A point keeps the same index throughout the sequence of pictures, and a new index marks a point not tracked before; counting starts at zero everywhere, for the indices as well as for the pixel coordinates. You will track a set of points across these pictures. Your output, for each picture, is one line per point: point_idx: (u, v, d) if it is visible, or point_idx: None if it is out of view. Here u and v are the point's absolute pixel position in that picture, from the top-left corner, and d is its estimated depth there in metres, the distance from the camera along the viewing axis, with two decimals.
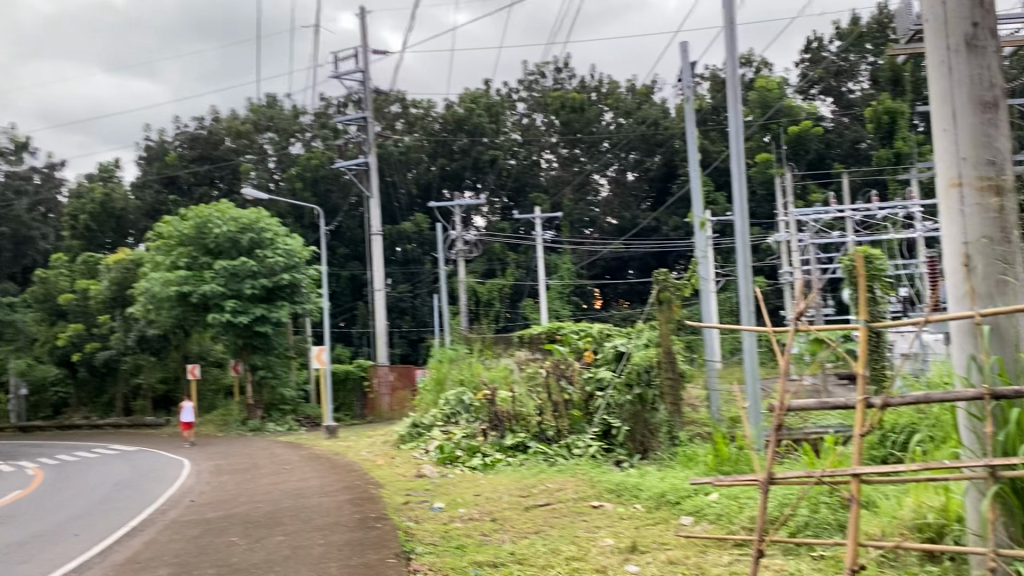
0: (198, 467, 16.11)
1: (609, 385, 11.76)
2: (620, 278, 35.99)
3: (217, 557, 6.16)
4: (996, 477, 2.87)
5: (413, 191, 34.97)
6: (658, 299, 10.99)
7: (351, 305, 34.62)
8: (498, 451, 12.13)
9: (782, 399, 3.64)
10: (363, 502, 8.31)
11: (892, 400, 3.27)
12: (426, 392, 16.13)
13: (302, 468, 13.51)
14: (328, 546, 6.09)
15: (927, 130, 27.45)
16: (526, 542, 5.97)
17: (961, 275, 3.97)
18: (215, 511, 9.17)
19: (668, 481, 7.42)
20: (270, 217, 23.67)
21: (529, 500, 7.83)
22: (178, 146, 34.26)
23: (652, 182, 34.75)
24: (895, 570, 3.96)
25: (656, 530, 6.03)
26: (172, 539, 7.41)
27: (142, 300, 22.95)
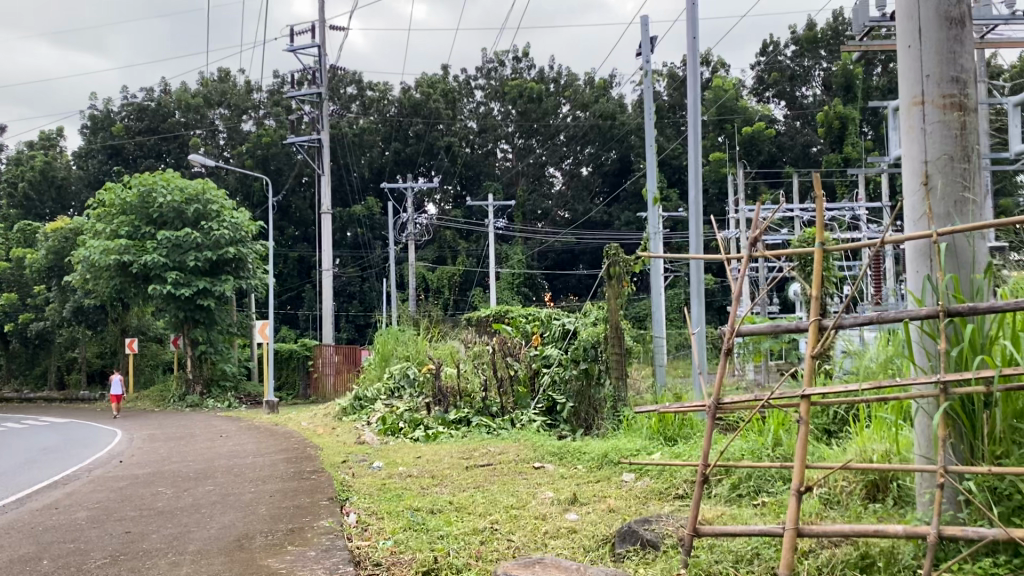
0: (131, 435, 15.70)
1: (555, 362, 11.67)
2: (571, 270, 35.97)
3: (139, 503, 5.87)
4: (946, 394, 2.78)
5: (366, 175, 34.04)
6: (607, 273, 10.78)
7: (299, 287, 34.21)
8: (440, 424, 11.79)
9: (731, 323, 3.54)
10: (300, 460, 8.09)
11: (846, 322, 3.18)
12: (370, 368, 15.87)
13: (239, 437, 13.20)
14: (258, 493, 5.87)
15: (876, 136, 27.98)
16: (465, 494, 5.81)
17: (919, 199, 3.18)
18: (143, 469, 8.87)
19: (613, 445, 7.31)
20: (217, 188, 23.02)
21: (470, 462, 7.73)
22: (125, 117, 32.38)
23: (605, 177, 35.16)
24: (838, 510, 3.92)
25: (598, 486, 5.91)
26: (96, 489, 7.11)
27: (80, 269, 22.20)
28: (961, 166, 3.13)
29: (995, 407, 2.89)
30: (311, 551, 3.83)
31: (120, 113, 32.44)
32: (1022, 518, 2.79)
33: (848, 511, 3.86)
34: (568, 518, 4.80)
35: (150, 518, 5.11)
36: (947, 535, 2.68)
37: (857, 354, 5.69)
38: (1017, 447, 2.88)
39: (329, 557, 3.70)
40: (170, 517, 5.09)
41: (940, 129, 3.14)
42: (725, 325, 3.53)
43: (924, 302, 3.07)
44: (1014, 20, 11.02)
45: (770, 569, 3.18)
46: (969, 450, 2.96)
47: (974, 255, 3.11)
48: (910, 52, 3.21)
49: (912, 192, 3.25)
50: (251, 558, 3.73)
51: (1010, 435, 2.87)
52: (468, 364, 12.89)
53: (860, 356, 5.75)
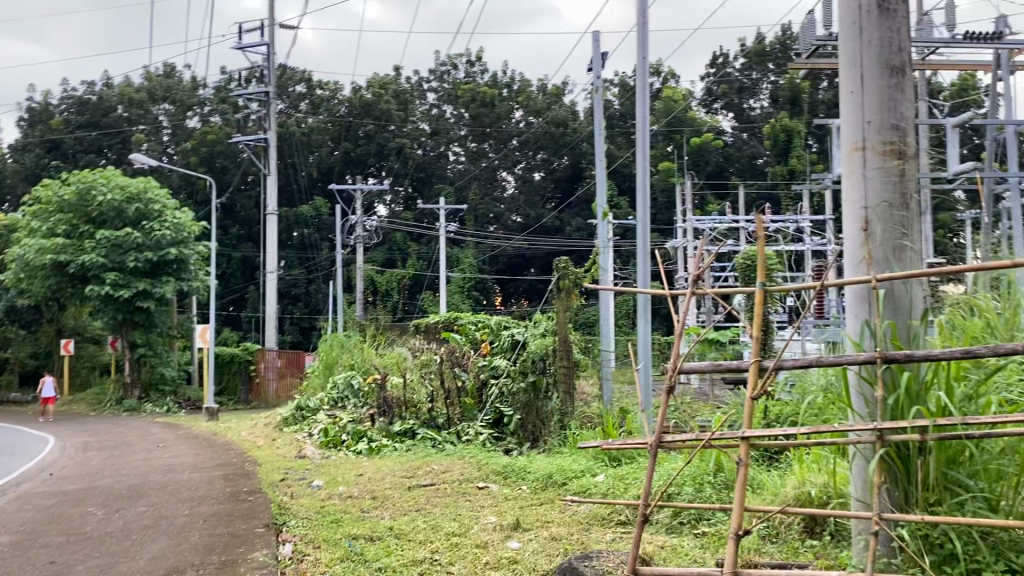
0: (65, 443, 15.24)
1: (503, 373, 11.62)
2: (520, 276, 36.01)
3: (66, 527, 5.67)
4: (883, 442, 2.80)
5: (314, 174, 33.84)
6: (557, 287, 10.81)
7: (242, 288, 33.62)
8: (384, 437, 11.71)
9: (675, 360, 3.51)
10: (237, 478, 7.91)
11: (787, 364, 3.18)
12: (314, 376, 15.62)
13: (177, 447, 12.89)
14: (192, 516, 5.72)
15: (821, 150, 28.56)
16: (407, 519, 5.73)
17: (858, 242, 3.22)
18: (73, 484, 8.60)
19: (558, 463, 7.30)
20: (159, 187, 22.35)
21: (412, 480, 7.62)
22: (64, 110, 31.49)
23: (558, 183, 35.09)
24: (776, 545, 3.94)
25: (541, 510, 5.87)
26: (22, 509, 6.85)
27: (13, 268, 21.51)
28: (900, 213, 3.17)
29: (929, 454, 2.94)
30: None
31: (59, 106, 31.47)
32: (952, 566, 2.83)
33: (786, 546, 3.89)
34: (509, 547, 4.77)
35: (77, 545, 4.94)
36: None
37: (799, 380, 5.78)
38: (949, 494, 2.93)
39: None
40: (97, 544, 4.92)
41: (880, 175, 3.18)
42: (668, 362, 3.48)
43: (862, 347, 3.10)
44: (954, 44, 11.34)
45: None
46: (903, 496, 3.00)
47: (912, 301, 3.14)
48: (852, 98, 3.26)
49: (852, 237, 3.28)
50: None
51: (943, 482, 2.92)
52: (414, 374, 12.79)
53: (802, 381, 5.83)
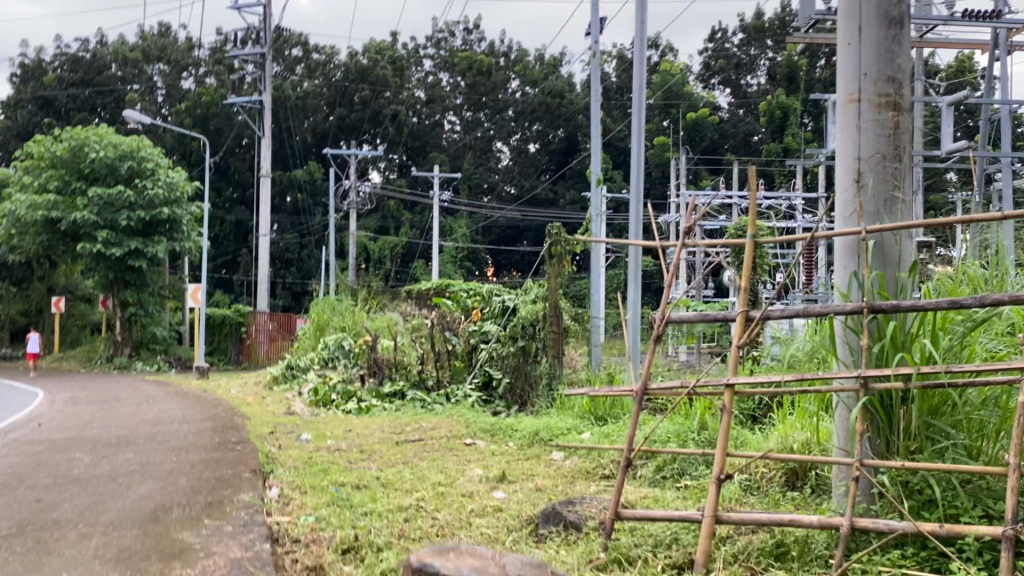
0: (55, 396, 15.29)
1: (492, 337, 11.61)
2: (514, 246, 36.06)
3: (54, 470, 5.69)
4: (866, 390, 2.83)
5: (307, 139, 33.72)
6: (548, 253, 10.77)
7: (235, 251, 33.55)
8: (374, 397, 11.75)
9: (664, 311, 3.56)
10: (226, 430, 7.95)
11: (773, 314, 3.20)
12: (304, 338, 15.63)
13: (167, 402, 12.94)
14: (180, 462, 5.76)
15: (817, 128, 28.51)
16: (393, 470, 5.78)
17: (850, 194, 3.22)
18: (62, 433, 8.62)
19: (545, 422, 7.34)
20: (153, 145, 22.24)
21: (400, 436, 7.68)
22: (57, 67, 31.17)
23: (551, 155, 34.97)
24: (757, 496, 3.98)
25: (526, 464, 5.91)
26: (11, 453, 6.88)
27: (5, 223, 21.38)
28: (892, 165, 3.18)
29: (912, 403, 2.96)
30: (228, 525, 3.61)
31: (53, 63, 31.11)
32: (931, 512, 2.86)
33: (766, 498, 3.93)
34: (495, 497, 4.81)
35: (64, 485, 4.96)
36: (860, 527, 2.75)
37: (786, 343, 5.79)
38: (930, 443, 2.96)
39: (246, 532, 3.49)
40: (85, 485, 4.94)
41: (874, 126, 3.18)
42: (658, 312, 3.55)
43: (850, 298, 3.12)
44: (952, 22, 11.23)
45: (687, 555, 3.12)
46: (885, 445, 3.03)
47: (901, 253, 3.16)
48: (849, 49, 3.25)
49: (843, 188, 3.29)
50: (163, 532, 3.47)
51: (924, 431, 2.94)
52: (404, 337, 12.83)
53: (789, 344, 5.86)
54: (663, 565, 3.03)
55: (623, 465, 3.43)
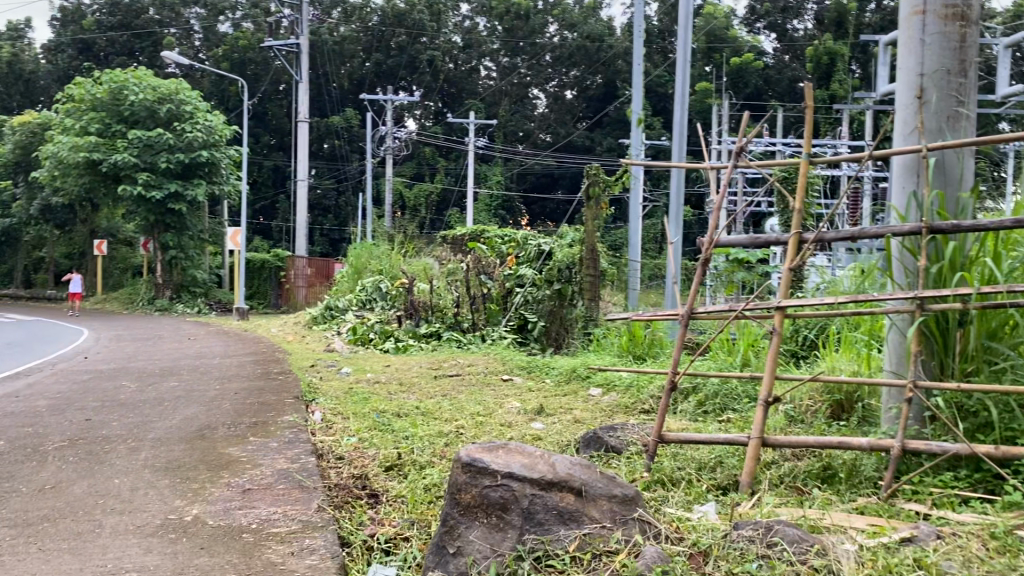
0: (101, 334, 15.62)
1: (528, 282, 11.65)
2: (550, 195, 35.88)
3: (101, 395, 5.81)
4: (923, 310, 2.76)
5: (344, 85, 33.61)
6: (586, 195, 10.61)
7: (273, 196, 33.80)
8: (411, 337, 11.85)
9: (712, 235, 3.49)
10: (268, 363, 8.09)
11: (826, 237, 3.12)
12: (342, 281, 15.75)
13: (208, 340, 13.16)
14: (223, 390, 5.87)
15: (865, 75, 27.83)
16: (432, 400, 5.85)
17: (913, 110, 3.21)
18: (109, 365, 8.82)
19: (582, 361, 7.34)
20: (190, 88, 22.31)
21: (439, 372, 7.75)
22: (96, 10, 31.21)
23: (590, 101, 34.57)
24: (804, 426, 3.94)
25: (565, 399, 5.92)
26: (61, 381, 7.04)
27: (48, 165, 21.67)
28: (957, 80, 3.17)
29: (970, 325, 2.91)
30: (274, 442, 3.65)
31: (91, 6, 31.20)
32: (987, 435, 2.82)
33: (812, 427, 3.90)
34: (533, 426, 4.84)
35: (112, 408, 5.06)
36: (911, 448, 2.71)
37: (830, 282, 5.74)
38: (987, 365, 2.89)
39: (291, 448, 3.52)
40: (132, 408, 5.05)
41: (940, 39, 3.16)
42: (706, 235, 3.48)
43: (907, 218, 3.04)
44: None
45: (732, 478, 3.09)
46: (939, 367, 2.98)
47: (962, 172, 3.09)
48: None
49: (904, 105, 3.27)
50: (210, 446, 3.52)
51: (981, 353, 2.89)
52: (441, 281, 12.88)
53: (835, 283, 5.79)
54: (708, 485, 3.01)
55: (668, 387, 3.40)
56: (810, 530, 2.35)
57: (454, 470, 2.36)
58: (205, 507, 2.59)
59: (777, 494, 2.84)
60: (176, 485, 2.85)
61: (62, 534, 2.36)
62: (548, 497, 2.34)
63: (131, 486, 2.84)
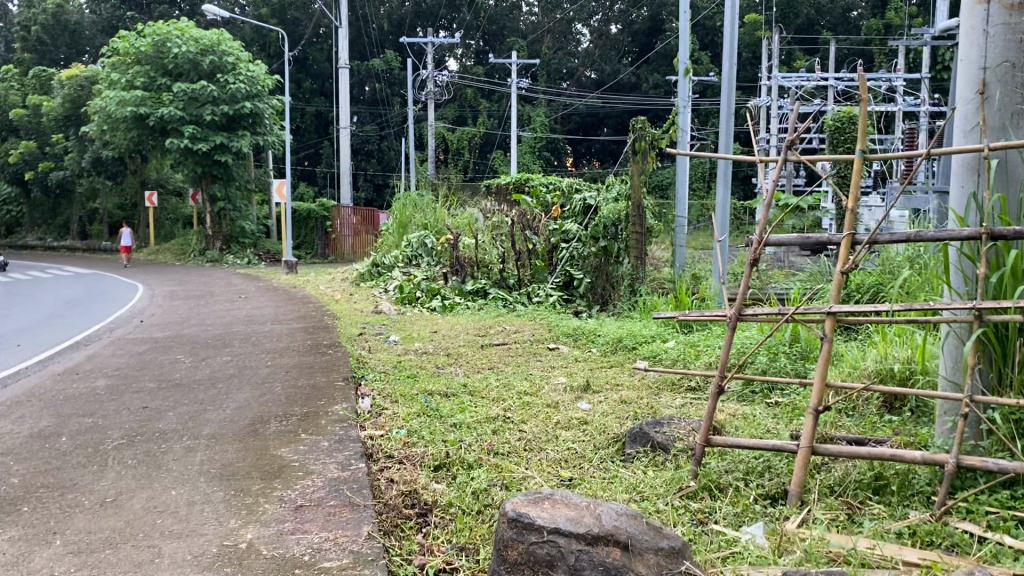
0: (154, 290, 15.98)
1: (574, 237, 11.61)
2: (594, 135, 35.49)
3: (157, 373, 5.97)
4: (980, 322, 2.68)
5: (385, 27, 32.84)
6: (632, 149, 10.42)
7: (317, 143, 33.93)
8: (457, 295, 11.92)
9: (761, 236, 3.38)
10: (318, 331, 8.23)
11: (880, 238, 3.00)
12: (388, 234, 15.83)
13: (259, 298, 13.41)
14: (275, 367, 5.99)
15: (920, 2, 26.97)
16: (480, 376, 5.89)
17: (975, 108, 3.11)
18: (164, 332, 9.03)
19: (629, 328, 7.30)
20: (232, 39, 22.28)
21: (485, 339, 7.77)
22: None
23: (635, 36, 34.02)
24: (853, 417, 3.88)
25: (610, 372, 5.91)
26: (117, 354, 7.21)
27: (97, 120, 21.94)
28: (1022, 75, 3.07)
29: None
30: (324, 441, 3.72)
31: None
32: None
33: (863, 420, 3.84)
34: (580, 408, 4.87)
35: (168, 391, 5.20)
36: (966, 464, 2.64)
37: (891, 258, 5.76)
38: None
39: (341, 450, 3.58)
40: (187, 391, 5.18)
41: (1005, 32, 3.04)
42: (754, 236, 3.37)
43: (967, 222, 2.94)
44: None
45: (781, 486, 3.07)
46: (997, 378, 2.91)
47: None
48: None
49: (965, 102, 3.17)
50: (264, 447, 3.59)
51: None
52: (485, 235, 12.89)
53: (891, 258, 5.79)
54: (756, 494, 2.99)
55: (716, 390, 3.34)
56: (860, 567, 2.33)
57: (501, 525, 2.42)
58: (259, 531, 2.67)
59: (828, 508, 2.80)
60: (231, 500, 2.93)
61: (122, 565, 2.44)
62: (595, 554, 2.36)
63: (188, 499, 2.94)
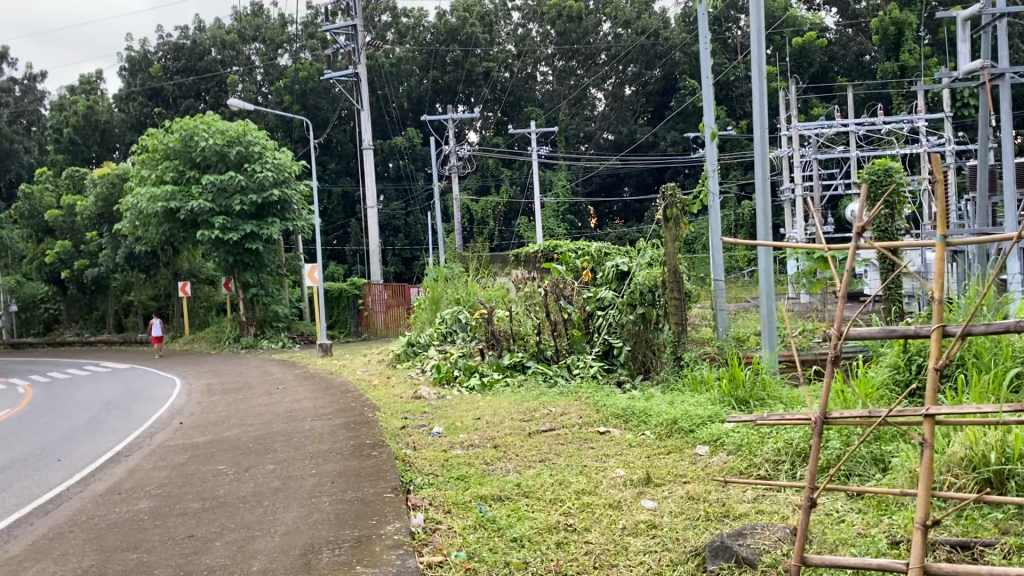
0: (190, 385, 15.90)
1: (611, 305, 11.22)
2: (616, 195, 35.63)
3: (200, 490, 5.79)
4: None
5: (404, 105, 33.57)
6: (664, 216, 10.09)
7: (344, 222, 34.21)
8: (495, 371, 11.68)
9: (840, 326, 3.07)
10: (359, 427, 8.01)
11: (974, 329, 2.72)
12: (420, 311, 15.69)
13: (295, 388, 13.25)
14: (321, 478, 5.79)
15: (933, 42, 27.12)
16: (533, 472, 5.59)
17: None
18: (203, 435, 8.84)
19: (680, 406, 6.97)
20: (258, 129, 22.62)
21: (532, 425, 7.44)
22: (162, 57, 32.01)
23: (649, 96, 34.36)
24: (951, 515, 3.58)
25: (669, 460, 5.61)
26: (158, 466, 7.02)
27: (129, 217, 22.26)
28: None
29: None
30: None
31: (156, 53, 32.00)
32: None
33: (966, 520, 3.52)
34: (645, 508, 4.58)
35: (213, 513, 5.00)
36: None
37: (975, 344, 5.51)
38: None
39: None
40: (232, 512, 4.98)
41: None
42: (833, 328, 3.03)
43: None
44: None
45: None
46: None
47: None
48: None
49: None
50: None
51: None
52: (519, 306, 12.66)
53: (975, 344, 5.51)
54: None
55: (809, 504, 2.97)
56: None
57: None
58: None
59: None
60: None
61: None
62: None
63: None
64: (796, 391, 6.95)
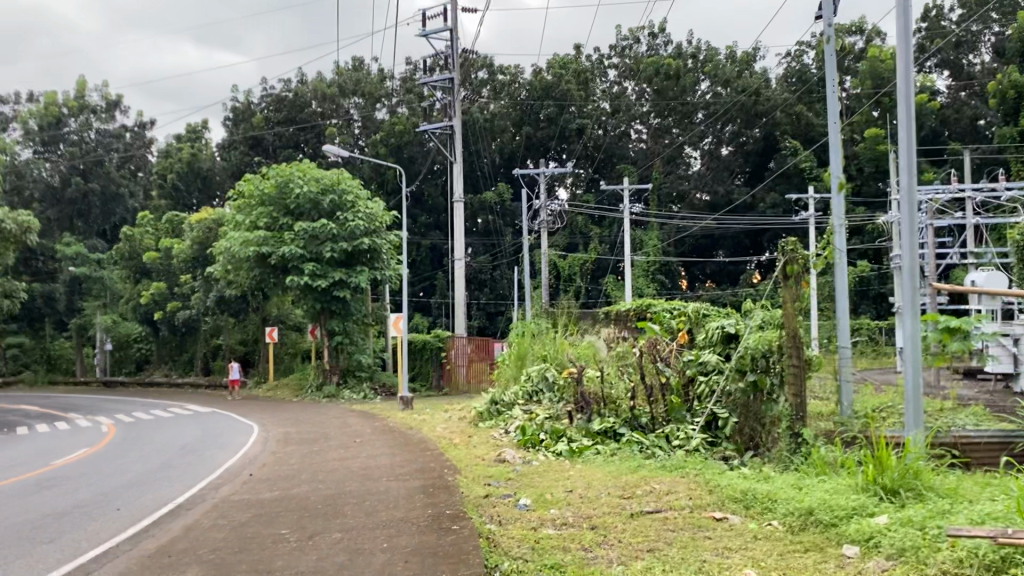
0: (266, 433, 15.43)
1: (715, 371, 10.11)
2: (708, 257, 34.50)
3: (256, 559, 5.06)
4: None
5: (496, 160, 33.84)
6: (784, 273, 8.95)
7: (431, 274, 34.02)
8: (585, 436, 10.72)
9: None
10: (438, 493, 7.21)
11: None
12: (505, 366, 14.82)
13: (370, 443, 12.56)
14: (393, 555, 5.01)
15: None
16: (642, 565, 4.65)
17: None
18: (270, 491, 8.16)
19: (813, 493, 5.93)
20: (353, 178, 22.45)
21: (633, 504, 6.45)
22: (264, 108, 32.88)
23: (748, 157, 33.06)
24: None
25: (810, 561, 4.63)
26: (217, 525, 6.35)
27: (222, 260, 22.34)
28: None
29: None
30: None
31: (259, 105, 32.87)
32: None
33: None
34: None
35: None
36: None
37: None
38: None
39: None
40: None
41: None
42: None
43: None
44: None
45: None
46: None
47: None
48: None
49: None
50: None
51: None
52: (612, 366, 11.69)
53: None
54: None
55: None
56: None
57: None
58: None
59: None
60: None
61: None
62: None
63: None
64: (958, 486, 5.79)
